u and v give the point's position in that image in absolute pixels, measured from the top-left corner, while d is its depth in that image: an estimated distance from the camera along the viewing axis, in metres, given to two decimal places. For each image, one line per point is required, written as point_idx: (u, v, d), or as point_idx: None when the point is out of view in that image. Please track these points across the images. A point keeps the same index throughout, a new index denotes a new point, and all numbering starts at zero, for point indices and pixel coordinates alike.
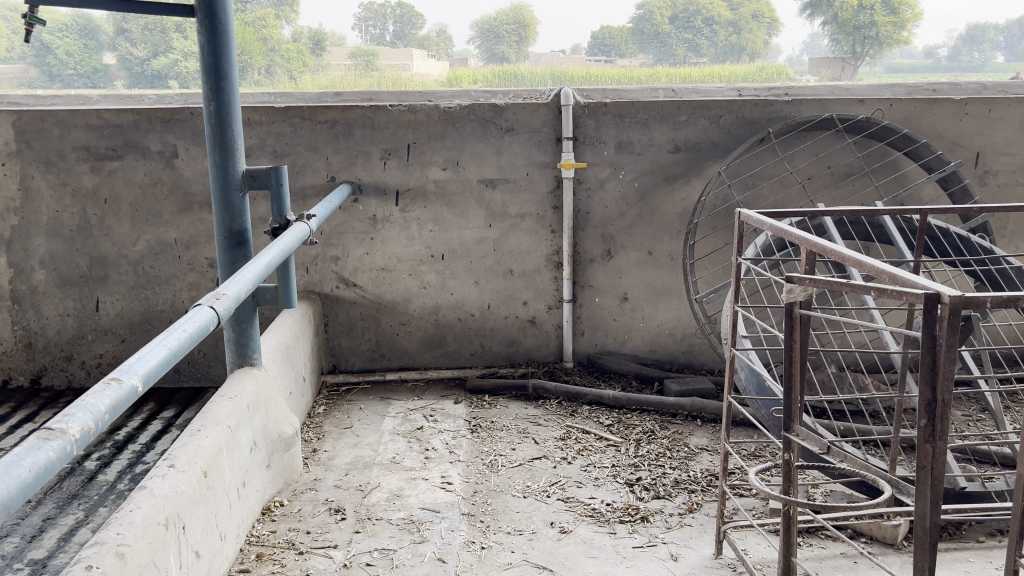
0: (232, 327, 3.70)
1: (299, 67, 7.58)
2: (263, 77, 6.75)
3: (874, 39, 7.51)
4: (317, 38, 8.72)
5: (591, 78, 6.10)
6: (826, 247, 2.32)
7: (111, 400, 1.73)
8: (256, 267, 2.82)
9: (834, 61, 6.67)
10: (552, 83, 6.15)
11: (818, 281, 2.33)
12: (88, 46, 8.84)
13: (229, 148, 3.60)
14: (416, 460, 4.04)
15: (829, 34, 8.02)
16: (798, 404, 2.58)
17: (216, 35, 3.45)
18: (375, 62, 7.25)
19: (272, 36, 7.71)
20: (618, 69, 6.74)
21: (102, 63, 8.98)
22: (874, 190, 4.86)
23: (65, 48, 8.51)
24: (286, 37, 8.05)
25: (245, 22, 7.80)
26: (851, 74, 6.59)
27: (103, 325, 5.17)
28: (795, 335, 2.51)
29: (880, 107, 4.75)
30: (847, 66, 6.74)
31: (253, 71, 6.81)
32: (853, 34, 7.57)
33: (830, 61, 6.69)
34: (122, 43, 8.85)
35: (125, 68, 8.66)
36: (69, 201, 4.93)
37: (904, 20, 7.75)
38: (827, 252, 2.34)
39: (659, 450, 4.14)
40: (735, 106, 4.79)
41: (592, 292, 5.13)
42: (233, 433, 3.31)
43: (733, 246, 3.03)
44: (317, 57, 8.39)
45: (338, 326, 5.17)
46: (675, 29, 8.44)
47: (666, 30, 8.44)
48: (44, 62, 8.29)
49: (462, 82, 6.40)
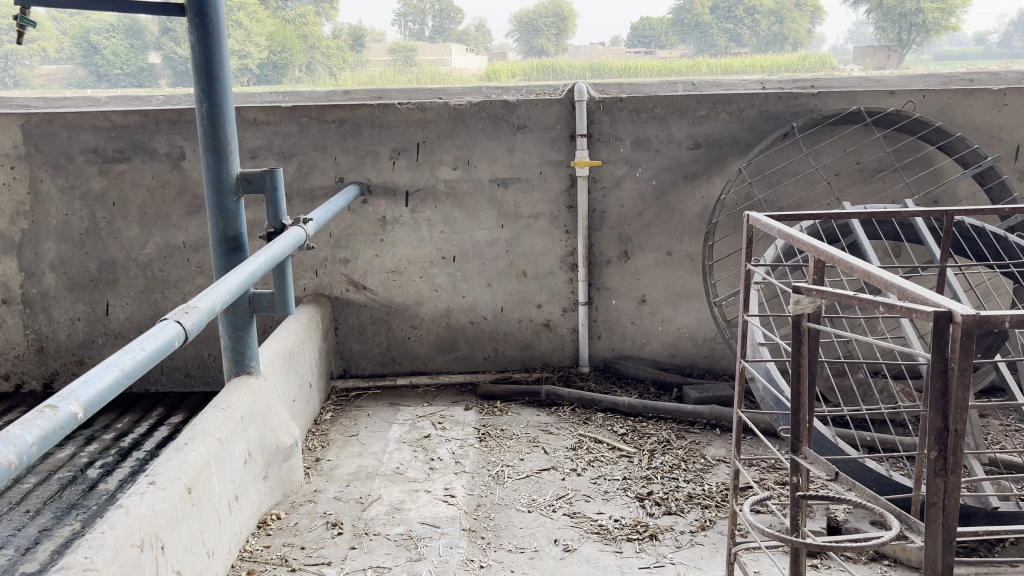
0: (228, 334, 3.60)
1: (339, 63, 6.71)
2: (305, 73, 6.56)
3: (920, 26, 6.47)
4: (356, 35, 7.60)
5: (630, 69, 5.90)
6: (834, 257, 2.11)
7: (42, 431, 1.62)
8: (237, 278, 2.72)
9: (879, 48, 6.29)
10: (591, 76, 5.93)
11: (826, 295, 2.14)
12: (135, 47, 7.30)
13: (222, 151, 3.48)
14: (420, 471, 3.91)
15: (876, 22, 6.72)
16: (807, 423, 2.38)
17: (207, 34, 3.33)
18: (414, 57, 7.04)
19: (313, 34, 7.21)
20: (658, 61, 6.46)
21: (148, 63, 7.13)
22: (906, 187, 4.60)
23: (112, 48, 7.26)
24: (327, 34, 7.37)
25: (284, 19, 7.37)
26: (899, 65, 6.20)
27: (113, 329, 5.12)
28: (803, 350, 2.32)
29: (911, 99, 4.51)
30: (895, 54, 6.31)
31: (293, 68, 6.67)
32: (899, 22, 6.56)
33: (875, 50, 6.27)
34: (168, 42, 7.33)
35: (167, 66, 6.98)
36: (78, 205, 4.88)
37: (954, 8, 6.69)
38: (835, 261, 2.13)
39: (674, 461, 3.96)
40: (758, 100, 4.56)
41: (609, 294, 4.95)
42: (224, 446, 3.20)
43: (743, 253, 2.82)
44: (357, 53, 7.31)
45: (348, 329, 5.07)
46: (718, 21, 7.47)
47: (707, 20, 7.52)
48: (92, 63, 7.17)
49: (501, 76, 6.23)
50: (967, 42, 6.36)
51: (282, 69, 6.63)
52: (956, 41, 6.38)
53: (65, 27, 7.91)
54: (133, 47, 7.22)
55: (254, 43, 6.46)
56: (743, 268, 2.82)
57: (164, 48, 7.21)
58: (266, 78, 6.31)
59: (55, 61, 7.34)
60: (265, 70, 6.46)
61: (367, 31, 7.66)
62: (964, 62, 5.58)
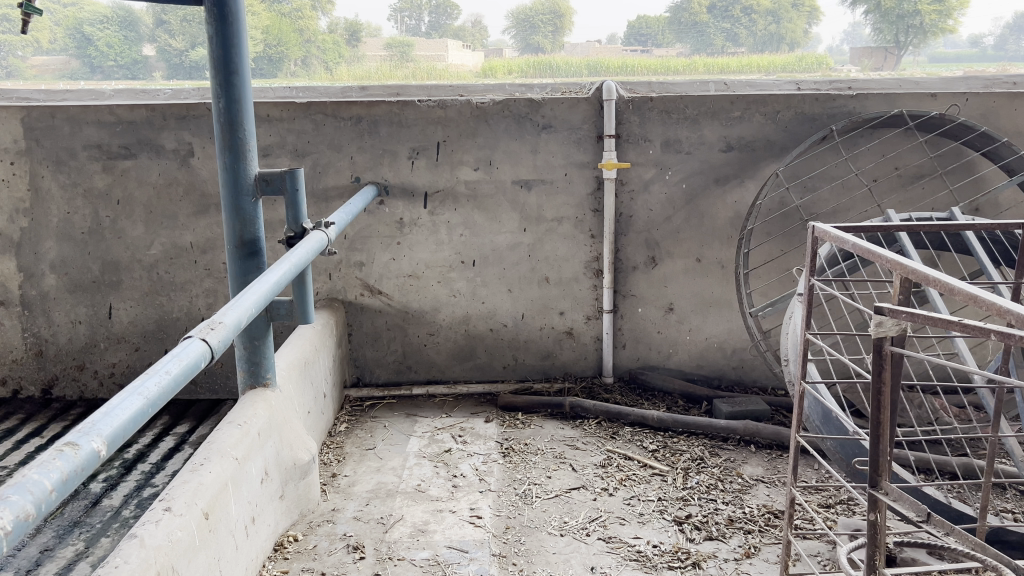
0: (244, 344, 3.40)
1: (336, 58, 6.75)
2: (300, 69, 6.38)
3: (919, 29, 5.90)
4: (351, 29, 7.33)
5: (628, 67, 5.65)
6: (928, 276, 1.88)
7: (61, 474, 1.42)
8: (262, 288, 2.51)
9: (875, 49, 5.89)
10: (588, 74, 5.66)
11: (914, 317, 1.96)
12: (128, 38, 7.03)
13: (240, 149, 3.27)
14: (443, 489, 3.71)
15: (875, 26, 6.24)
16: (887, 457, 2.18)
17: (225, 25, 3.12)
18: (409, 54, 6.70)
19: (310, 30, 6.77)
20: (654, 60, 6.17)
21: (141, 55, 6.79)
22: (949, 194, 4.40)
23: (105, 39, 6.95)
24: (321, 28, 7.05)
25: (279, 13, 6.80)
26: (897, 65, 5.76)
27: (116, 333, 4.90)
28: (885, 378, 2.13)
29: (955, 103, 4.32)
30: (893, 55, 5.85)
31: (289, 62, 6.39)
32: (897, 24, 6.03)
33: (871, 49, 5.87)
34: (162, 35, 7.04)
35: (162, 60, 6.74)
36: (81, 202, 4.66)
37: (952, 9, 6.12)
38: (927, 281, 1.92)
39: (710, 481, 3.77)
40: (794, 101, 4.37)
41: (635, 301, 4.76)
42: (241, 465, 3.00)
43: (806, 265, 2.64)
44: (353, 49, 7.12)
45: (363, 336, 4.87)
46: (715, 20, 6.88)
47: (705, 19, 6.95)
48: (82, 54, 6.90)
49: (496, 73, 5.87)
50: (963, 44, 5.89)
51: (277, 63, 6.33)
52: (953, 44, 5.91)
53: (59, 19, 7.49)
54: (126, 39, 6.92)
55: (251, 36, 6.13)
56: (807, 282, 2.64)
57: (158, 40, 6.87)
58: (261, 71, 6.09)
59: (47, 53, 7.04)
60: (260, 65, 6.18)
61: (365, 26, 7.39)
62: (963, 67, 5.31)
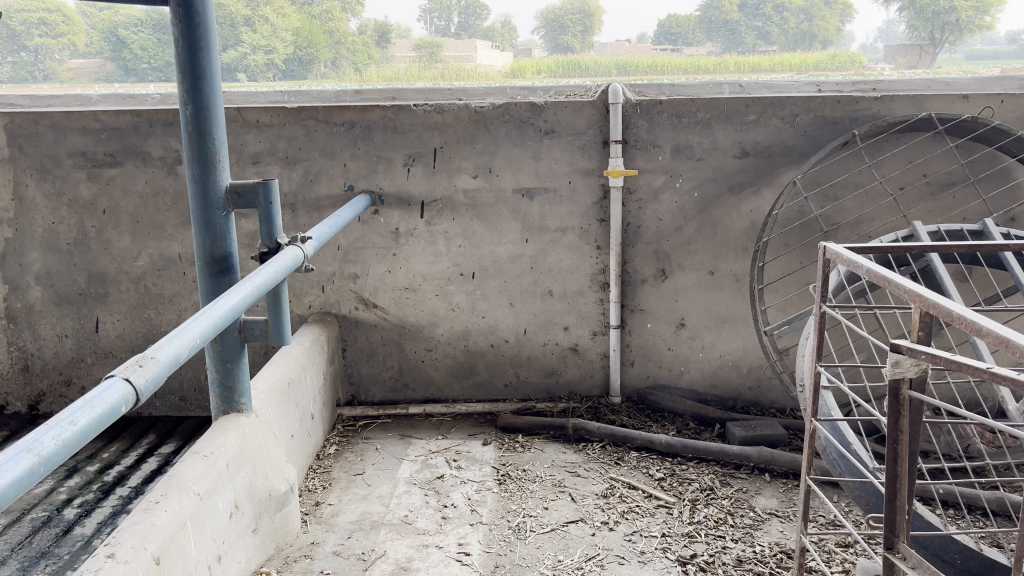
0: (216, 368, 3.18)
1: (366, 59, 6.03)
2: (330, 70, 5.80)
3: (955, 25, 5.54)
4: (381, 30, 6.47)
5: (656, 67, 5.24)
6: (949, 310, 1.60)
7: None
8: (211, 317, 2.29)
9: (910, 46, 5.55)
10: (618, 74, 5.31)
11: (936, 359, 1.68)
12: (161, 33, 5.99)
13: (209, 160, 3.05)
14: (431, 521, 3.46)
15: (909, 21, 5.78)
16: (905, 514, 1.93)
17: (192, 26, 2.90)
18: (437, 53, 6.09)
19: (340, 31, 6.12)
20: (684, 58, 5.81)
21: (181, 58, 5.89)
22: (982, 204, 4.07)
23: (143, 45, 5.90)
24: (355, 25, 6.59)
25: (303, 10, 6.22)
26: (932, 62, 5.49)
27: (103, 347, 4.72)
28: (903, 425, 1.89)
29: (989, 104, 4.00)
30: (928, 53, 5.50)
31: (319, 64, 5.85)
32: (932, 20, 5.63)
33: (905, 47, 5.49)
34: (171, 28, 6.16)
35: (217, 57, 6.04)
36: (65, 212, 4.49)
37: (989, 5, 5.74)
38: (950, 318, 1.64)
39: (719, 515, 3.49)
40: (814, 104, 4.08)
41: (644, 317, 4.49)
42: (203, 501, 2.77)
43: (815, 292, 2.37)
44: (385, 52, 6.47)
45: (357, 352, 4.64)
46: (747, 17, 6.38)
47: (736, 17, 6.34)
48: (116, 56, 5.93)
49: (524, 73, 5.51)
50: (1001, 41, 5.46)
51: (307, 66, 5.82)
52: (991, 41, 5.52)
53: (93, 21, 6.35)
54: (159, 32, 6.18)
55: (281, 37, 5.78)
56: (817, 310, 2.37)
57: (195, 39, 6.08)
58: (291, 74, 5.63)
59: (84, 56, 6.01)
60: (289, 66, 5.71)
61: (395, 25, 6.45)
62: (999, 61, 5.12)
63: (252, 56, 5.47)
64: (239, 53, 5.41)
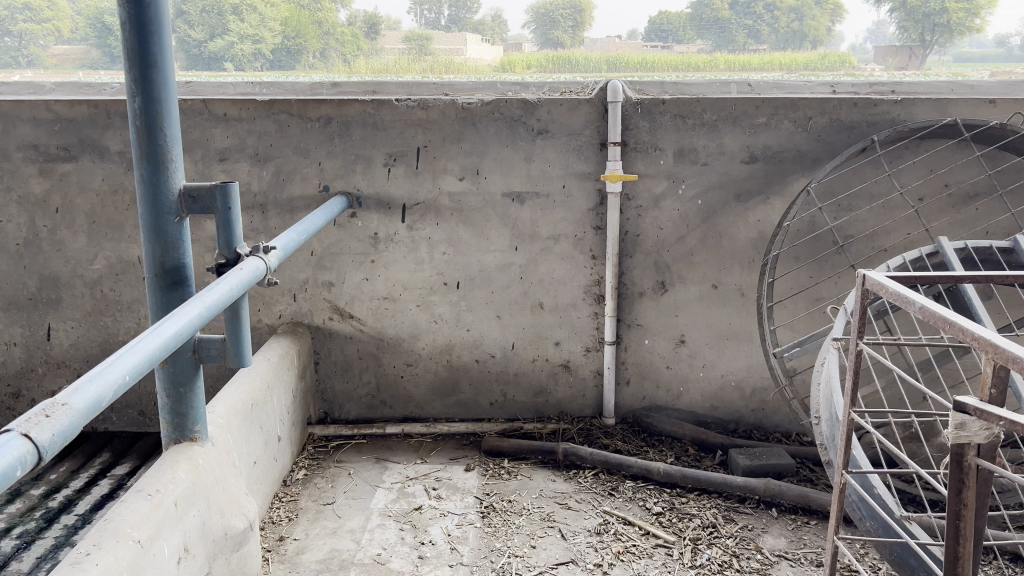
0: (167, 392, 2.83)
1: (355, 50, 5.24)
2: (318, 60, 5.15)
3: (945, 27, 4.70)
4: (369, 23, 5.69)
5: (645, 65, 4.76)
6: None
7: None
8: (147, 348, 1.94)
9: (898, 47, 4.75)
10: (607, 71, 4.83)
11: (1013, 426, 1.33)
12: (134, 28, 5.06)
13: (160, 158, 2.65)
14: (406, 562, 3.13)
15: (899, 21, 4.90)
16: None
17: (141, 7, 2.50)
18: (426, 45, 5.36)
19: (330, 22, 5.36)
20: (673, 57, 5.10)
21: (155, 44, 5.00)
22: (1010, 218, 3.76)
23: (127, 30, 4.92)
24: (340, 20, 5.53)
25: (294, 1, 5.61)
26: (922, 66, 4.66)
27: (55, 357, 4.37)
28: (967, 498, 1.55)
29: (1018, 110, 3.67)
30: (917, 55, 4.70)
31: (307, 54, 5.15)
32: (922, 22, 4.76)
33: (895, 49, 4.74)
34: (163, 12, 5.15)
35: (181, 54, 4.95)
36: (14, 210, 4.12)
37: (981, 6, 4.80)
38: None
39: (724, 559, 3.17)
40: (829, 106, 3.76)
41: (641, 332, 4.17)
42: (146, 548, 2.42)
43: (851, 327, 2.08)
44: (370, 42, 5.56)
45: (331, 366, 4.31)
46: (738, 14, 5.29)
47: (727, 15, 5.27)
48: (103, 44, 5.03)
49: (515, 68, 5.01)
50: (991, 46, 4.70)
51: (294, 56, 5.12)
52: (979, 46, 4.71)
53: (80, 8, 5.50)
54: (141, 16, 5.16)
55: (267, 27, 5.13)
56: (855, 347, 2.07)
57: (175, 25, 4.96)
58: (278, 63, 5.03)
59: (70, 43, 5.15)
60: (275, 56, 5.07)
61: (386, 18, 5.70)
62: (989, 67, 4.34)
63: (239, 44, 4.89)
64: (224, 42, 4.83)
